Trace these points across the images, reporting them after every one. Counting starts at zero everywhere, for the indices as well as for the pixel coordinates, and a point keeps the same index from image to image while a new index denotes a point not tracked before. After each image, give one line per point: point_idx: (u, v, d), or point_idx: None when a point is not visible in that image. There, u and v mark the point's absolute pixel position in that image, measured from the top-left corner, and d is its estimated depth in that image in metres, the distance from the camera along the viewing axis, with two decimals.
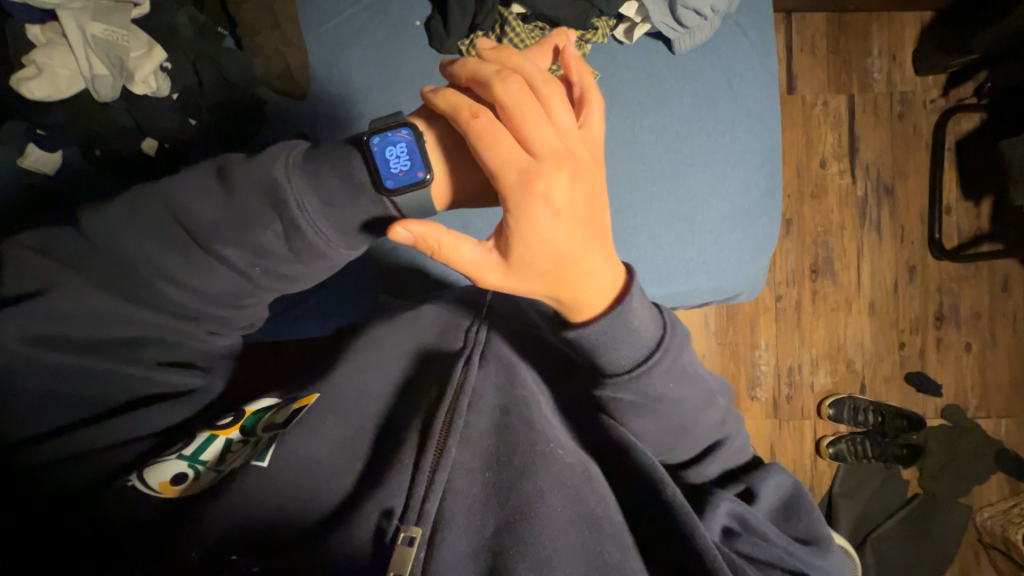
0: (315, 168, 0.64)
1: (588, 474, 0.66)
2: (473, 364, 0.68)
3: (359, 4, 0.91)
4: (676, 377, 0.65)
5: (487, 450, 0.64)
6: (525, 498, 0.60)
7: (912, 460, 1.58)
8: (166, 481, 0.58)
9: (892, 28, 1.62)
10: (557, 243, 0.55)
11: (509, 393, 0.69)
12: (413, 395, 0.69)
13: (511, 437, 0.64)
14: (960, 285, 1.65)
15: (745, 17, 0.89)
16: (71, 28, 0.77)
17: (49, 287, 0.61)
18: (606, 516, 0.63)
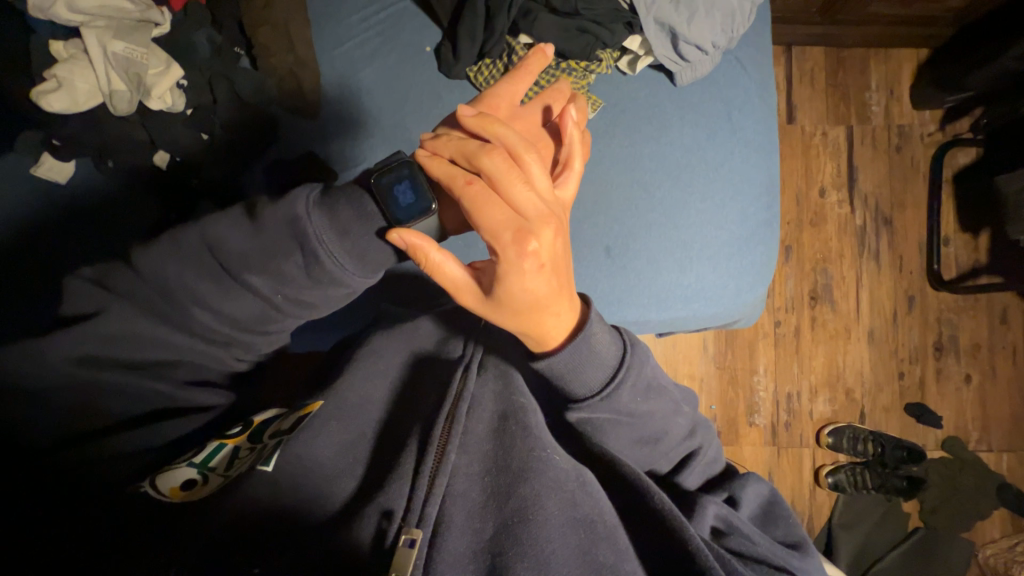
0: (335, 202, 0.66)
1: (586, 478, 0.64)
2: (472, 372, 0.70)
3: (372, 29, 0.95)
4: (640, 392, 0.66)
5: (484, 454, 0.64)
6: (523, 501, 0.59)
7: (913, 492, 1.56)
8: (177, 487, 0.55)
9: (889, 64, 1.66)
10: (533, 293, 0.54)
11: (507, 400, 0.68)
12: (414, 403, 0.69)
13: (506, 441, 0.64)
14: (959, 316, 1.66)
15: (744, 52, 0.92)
16: (93, 45, 0.80)
17: (100, 309, 0.62)
18: (601, 519, 0.62)
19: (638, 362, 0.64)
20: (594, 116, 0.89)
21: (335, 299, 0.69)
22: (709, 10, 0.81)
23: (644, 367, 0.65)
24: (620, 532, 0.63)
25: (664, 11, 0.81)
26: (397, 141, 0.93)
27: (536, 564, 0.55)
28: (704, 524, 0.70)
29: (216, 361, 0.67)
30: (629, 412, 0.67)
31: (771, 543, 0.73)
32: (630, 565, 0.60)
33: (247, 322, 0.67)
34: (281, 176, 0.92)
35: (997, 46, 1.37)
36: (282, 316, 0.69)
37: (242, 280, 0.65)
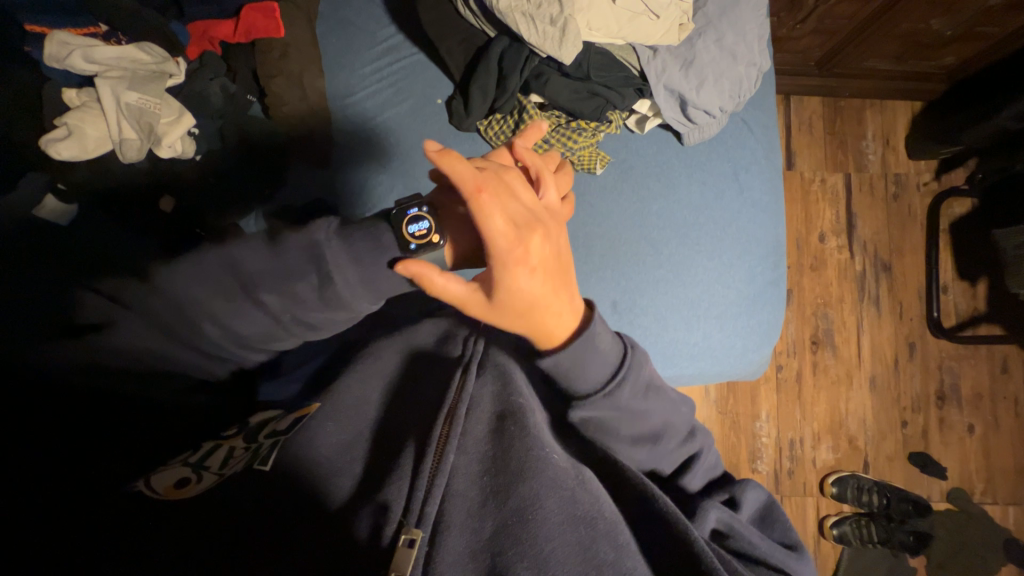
0: (351, 234, 0.63)
1: (584, 475, 0.56)
2: (472, 371, 0.62)
3: (384, 81, 0.96)
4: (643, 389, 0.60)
5: (483, 450, 0.56)
6: (525, 500, 0.51)
7: (920, 548, 1.52)
8: (170, 486, 0.48)
9: (885, 115, 1.71)
10: (532, 300, 0.50)
11: (506, 397, 0.61)
12: (417, 397, 0.63)
13: (499, 437, 0.57)
14: (960, 364, 1.65)
15: (751, 115, 0.94)
16: (106, 94, 0.80)
17: (110, 322, 0.59)
18: (602, 517, 0.53)
19: (639, 363, 0.59)
20: (601, 171, 0.90)
21: (345, 321, 0.66)
22: (718, 78, 0.82)
23: (647, 369, 0.59)
24: (621, 535, 0.53)
25: (674, 79, 0.81)
26: (406, 191, 0.94)
27: (538, 567, 0.48)
28: (705, 528, 0.61)
29: (206, 374, 0.63)
30: (628, 408, 0.59)
31: (773, 549, 0.64)
32: (632, 562, 0.51)
33: (249, 342, 0.64)
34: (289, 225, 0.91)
35: (991, 104, 1.41)
36: (286, 334, 0.65)
37: (250, 294, 0.61)
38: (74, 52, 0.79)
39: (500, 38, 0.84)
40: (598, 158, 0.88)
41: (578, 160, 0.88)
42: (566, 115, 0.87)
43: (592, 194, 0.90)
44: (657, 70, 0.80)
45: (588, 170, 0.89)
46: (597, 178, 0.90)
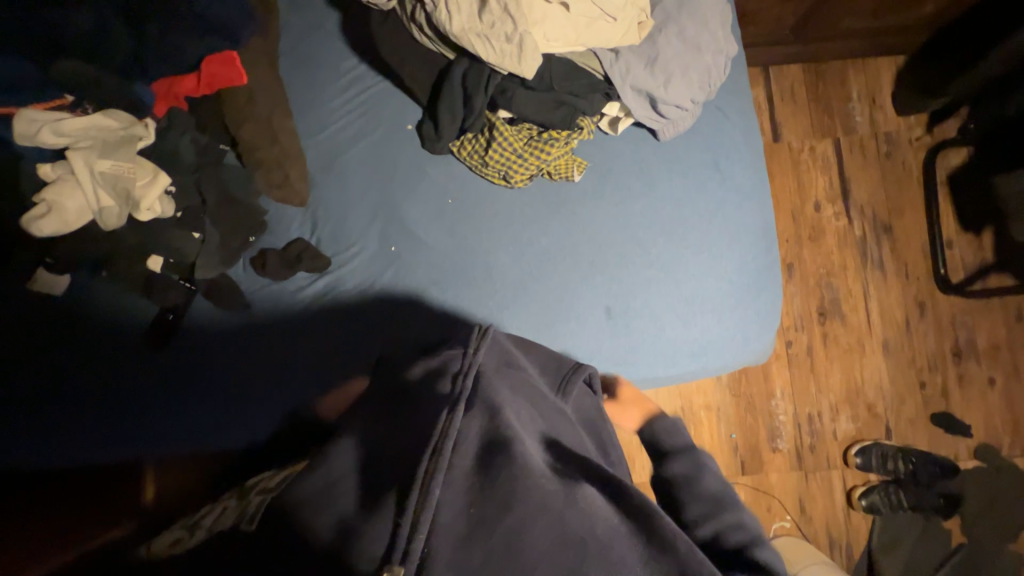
0: None
1: (578, 495, 0.51)
2: (459, 403, 0.55)
3: (353, 112, 0.96)
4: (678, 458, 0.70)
5: (471, 482, 0.50)
6: (514, 534, 0.46)
7: (950, 509, 1.50)
8: (168, 544, 0.57)
9: (868, 73, 1.67)
10: None
11: (497, 424, 0.54)
12: (403, 430, 0.56)
13: (487, 467, 0.50)
14: (974, 318, 1.62)
15: (725, 100, 0.92)
16: (79, 166, 0.81)
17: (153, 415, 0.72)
18: (594, 536, 0.48)
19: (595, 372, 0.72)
20: (580, 177, 0.89)
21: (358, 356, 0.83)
22: (684, 71, 0.80)
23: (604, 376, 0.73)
24: (622, 562, 0.48)
25: (640, 77, 0.79)
26: (387, 220, 0.93)
27: None
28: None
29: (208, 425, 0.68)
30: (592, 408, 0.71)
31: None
32: None
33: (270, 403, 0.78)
34: (276, 269, 0.92)
35: (976, 51, 1.37)
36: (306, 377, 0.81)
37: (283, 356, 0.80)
38: (43, 129, 0.80)
39: (460, 58, 0.83)
40: (574, 165, 0.88)
41: (555, 170, 0.88)
42: (537, 127, 0.86)
43: (573, 202, 0.90)
44: (622, 72, 0.79)
45: (566, 178, 0.89)
46: (576, 185, 0.90)
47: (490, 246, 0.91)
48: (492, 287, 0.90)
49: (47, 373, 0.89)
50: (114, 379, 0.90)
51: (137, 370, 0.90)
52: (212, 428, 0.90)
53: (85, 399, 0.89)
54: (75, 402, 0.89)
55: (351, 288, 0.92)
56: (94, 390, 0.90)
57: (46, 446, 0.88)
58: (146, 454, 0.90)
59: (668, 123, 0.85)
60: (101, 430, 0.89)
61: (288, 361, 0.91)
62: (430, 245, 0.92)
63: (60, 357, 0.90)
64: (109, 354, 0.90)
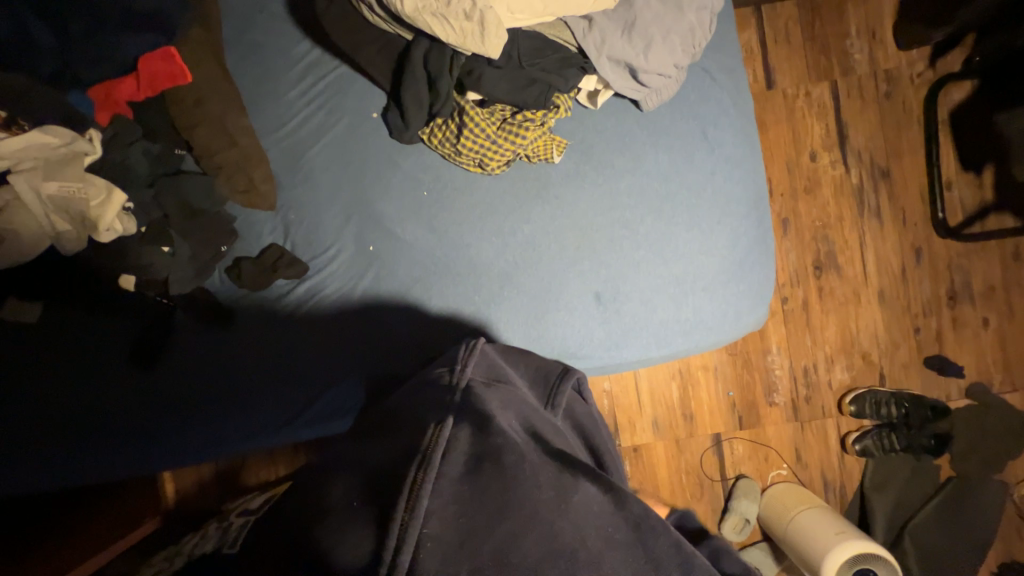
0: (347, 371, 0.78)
1: (569, 502, 0.50)
2: (449, 416, 0.54)
3: (312, 103, 0.89)
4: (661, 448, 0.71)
5: (462, 490, 0.48)
6: (506, 541, 0.46)
7: (942, 449, 1.56)
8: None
9: (868, 5, 1.55)
10: None
11: (487, 433, 0.52)
12: (390, 442, 0.54)
13: (477, 476, 0.49)
14: (970, 260, 1.60)
15: (711, 60, 0.85)
16: (25, 192, 0.76)
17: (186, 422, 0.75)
18: (585, 545, 0.48)
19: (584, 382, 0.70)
20: (560, 158, 0.84)
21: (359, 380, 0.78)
22: (666, 35, 0.73)
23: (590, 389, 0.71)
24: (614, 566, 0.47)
25: (617, 47, 0.73)
26: (362, 218, 0.89)
27: None
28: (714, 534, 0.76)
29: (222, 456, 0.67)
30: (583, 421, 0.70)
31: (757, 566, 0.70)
32: None
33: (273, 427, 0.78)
34: (252, 279, 0.89)
35: None
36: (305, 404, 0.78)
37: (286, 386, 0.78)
38: None
39: (417, 40, 0.76)
40: (553, 146, 0.82)
41: (533, 152, 0.83)
42: (511, 107, 0.80)
43: (555, 184, 0.86)
44: (597, 43, 0.73)
45: (546, 161, 0.85)
46: (556, 167, 0.85)
47: (471, 239, 0.87)
48: (478, 280, 0.87)
49: (36, 398, 0.89)
50: (105, 399, 0.89)
51: (126, 389, 0.89)
52: (212, 435, 0.89)
53: (87, 419, 0.89)
54: (67, 424, 0.88)
55: (333, 290, 0.90)
56: (94, 410, 0.89)
57: (43, 469, 0.87)
58: (150, 467, 0.89)
59: (651, 94, 0.79)
60: (104, 450, 0.88)
61: (281, 362, 0.90)
62: (410, 241, 0.88)
63: (45, 381, 0.89)
64: (94, 375, 0.89)
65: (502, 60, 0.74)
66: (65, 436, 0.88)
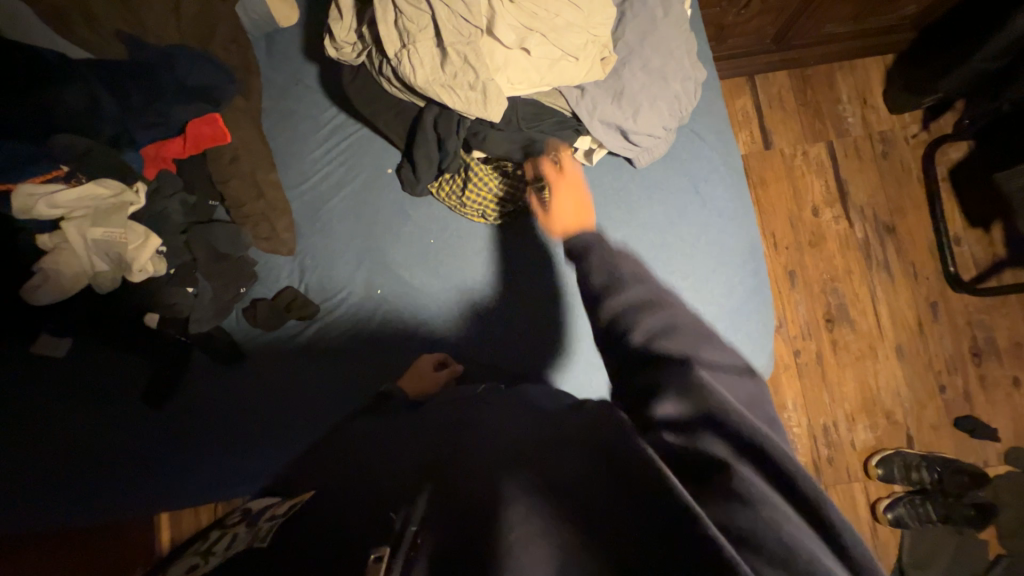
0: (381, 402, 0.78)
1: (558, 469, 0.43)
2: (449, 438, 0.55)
3: (335, 160, 0.98)
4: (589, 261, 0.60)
5: (452, 481, 0.47)
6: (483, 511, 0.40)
7: (984, 520, 1.43)
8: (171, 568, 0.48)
9: (857, 75, 1.65)
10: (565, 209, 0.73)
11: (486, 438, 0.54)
12: (402, 464, 0.56)
13: (464, 463, 0.48)
14: (990, 316, 1.56)
15: (700, 123, 0.92)
16: (73, 237, 0.85)
17: None
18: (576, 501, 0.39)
19: None
20: None
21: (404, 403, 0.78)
22: (652, 102, 0.81)
23: None
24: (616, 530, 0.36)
25: (608, 112, 0.80)
26: (373, 263, 0.95)
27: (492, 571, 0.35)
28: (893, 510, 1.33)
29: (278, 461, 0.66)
30: None
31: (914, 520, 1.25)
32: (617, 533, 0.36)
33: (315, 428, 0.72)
34: (268, 320, 0.93)
35: (963, 47, 1.35)
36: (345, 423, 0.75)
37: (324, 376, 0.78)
38: (38, 201, 0.84)
39: (428, 106, 0.84)
40: None
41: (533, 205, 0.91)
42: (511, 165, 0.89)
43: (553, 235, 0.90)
44: (589, 108, 0.80)
45: None
46: None
47: (474, 284, 0.92)
48: (486, 326, 0.91)
49: (51, 431, 0.92)
50: (114, 433, 0.92)
51: (136, 424, 0.92)
52: (212, 478, 0.91)
53: (90, 462, 0.91)
54: (76, 457, 0.91)
55: (348, 328, 0.93)
56: (104, 443, 0.92)
57: (50, 502, 0.89)
58: (152, 509, 0.92)
59: (641, 155, 0.86)
60: (108, 487, 0.90)
61: (284, 407, 0.92)
62: (418, 287, 0.93)
63: (62, 414, 0.92)
64: (109, 409, 0.93)
65: (502, 125, 0.82)
66: (68, 478, 0.90)
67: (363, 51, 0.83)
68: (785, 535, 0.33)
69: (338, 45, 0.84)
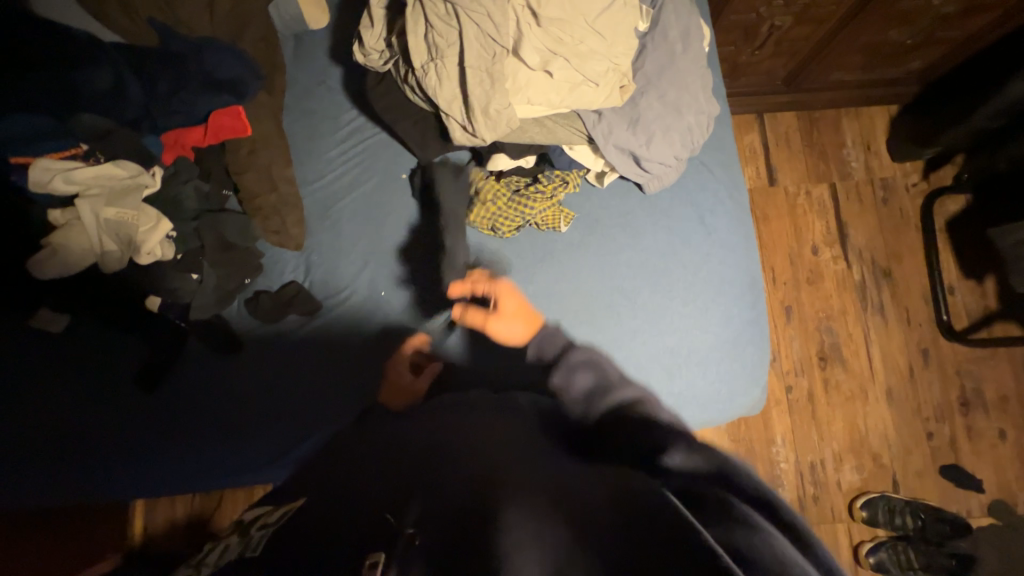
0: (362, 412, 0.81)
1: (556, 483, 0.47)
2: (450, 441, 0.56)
3: (350, 161, 1.00)
4: (583, 362, 0.68)
5: (450, 480, 0.48)
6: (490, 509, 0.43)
7: (965, 572, 1.42)
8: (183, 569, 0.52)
9: (862, 122, 1.70)
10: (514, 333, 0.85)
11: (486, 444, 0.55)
12: (394, 462, 0.56)
13: (460, 462, 0.51)
14: (979, 367, 1.58)
15: (709, 156, 0.94)
16: (87, 214, 0.84)
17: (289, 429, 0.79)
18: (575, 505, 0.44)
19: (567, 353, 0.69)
20: (567, 228, 0.92)
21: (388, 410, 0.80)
22: (666, 132, 0.83)
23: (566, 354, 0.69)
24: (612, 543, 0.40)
25: (623, 138, 0.82)
26: (378, 264, 0.96)
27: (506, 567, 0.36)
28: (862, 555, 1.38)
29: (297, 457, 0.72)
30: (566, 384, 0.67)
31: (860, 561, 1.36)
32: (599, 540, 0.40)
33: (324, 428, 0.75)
34: (269, 312, 0.94)
35: (965, 106, 1.40)
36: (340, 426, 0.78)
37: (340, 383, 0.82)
38: (55, 177, 0.84)
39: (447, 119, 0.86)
40: (561, 216, 0.90)
41: (542, 221, 0.91)
42: (523, 180, 0.92)
43: (560, 252, 0.92)
44: (605, 132, 0.81)
45: (554, 229, 0.92)
46: (563, 236, 0.92)
47: (478, 293, 0.93)
48: (489, 341, 0.93)
49: (40, 405, 0.91)
50: (104, 413, 0.91)
51: (126, 406, 0.92)
52: (203, 468, 0.91)
53: (79, 443, 0.90)
54: (62, 434, 0.90)
55: (350, 326, 0.94)
56: (92, 422, 0.91)
57: (33, 477, 0.89)
58: (133, 493, 0.91)
59: (648, 180, 0.89)
60: (91, 466, 0.90)
61: (280, 403, 0.92)
62: (427, 292, 0.95)
63: (53, 390, 0.92)
64: (100, 388, 0.92)
65: (532, 166, 0.92)
66: (56, 459, 0.89)
67: (390, 59, 0.86)
68: (775, 551, 0.36)
69: (366, 51, 0.86)
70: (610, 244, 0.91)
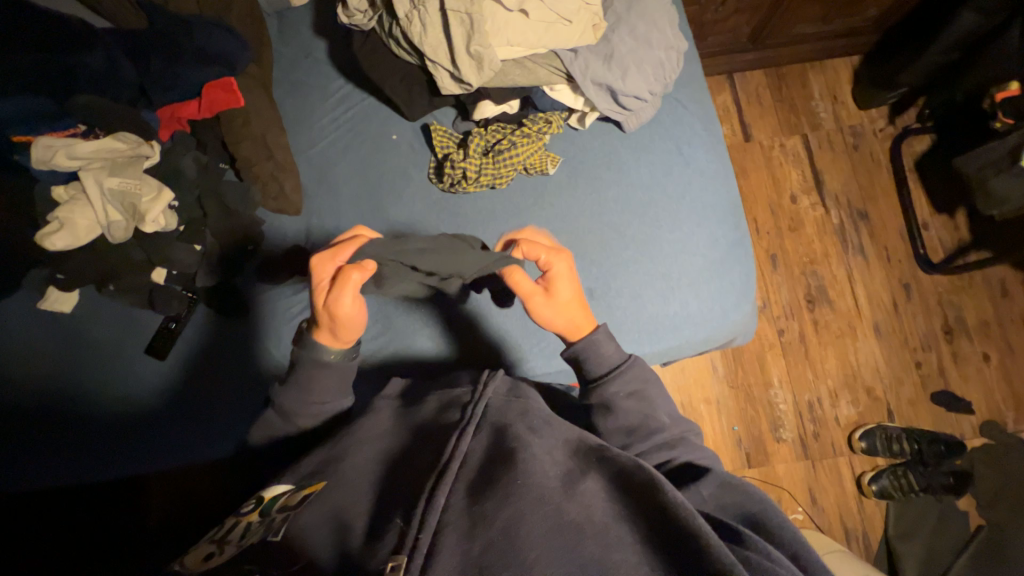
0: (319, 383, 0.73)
1: (575, 491, 0.53)
2: (466, 431, 0.59)
3: (341, 127, 1.04)
4: (626, 395, 0.72)
5: (469, 485, 0.52)
6: (514, 519, 0.47)
7: (964, 489, 1.48)
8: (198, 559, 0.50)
9: (827, 74, 1.78)
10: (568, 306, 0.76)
11: (502, 443, 0.58)
12: (410, 460, 0.59)
13: (482, 464, 0.55)
14: (960, 296, 1.65)
15: (682, 92, 1.00)
16: (91, 186, 0.88)
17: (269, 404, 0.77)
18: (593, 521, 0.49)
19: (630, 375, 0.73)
20: (555, 170, 0.96)
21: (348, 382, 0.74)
22: (639, 65, 0.88)
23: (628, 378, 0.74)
24: (624, 553, 0.47)
25: (598, 72, 0.87)
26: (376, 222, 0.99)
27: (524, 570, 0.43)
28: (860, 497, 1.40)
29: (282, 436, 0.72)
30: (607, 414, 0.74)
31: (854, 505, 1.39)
32: (620, 554, 0.46)
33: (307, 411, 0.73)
34: (274, 271, 0.98)
35: (919, 46, 1.48)
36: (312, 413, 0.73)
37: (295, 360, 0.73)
38: (58, 153, 0.87)
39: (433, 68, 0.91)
40: (547, 158, 0.95)
41: (530, 165, 0.95)
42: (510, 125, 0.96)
43: (550, 194, 0.96)
44: (582, 68, 0.86)
45: (542, 172, 0.96)
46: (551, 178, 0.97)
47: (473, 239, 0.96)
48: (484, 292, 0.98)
49: (59, 381, 0.94)
50: (120, 384, 0.94)
51: (143, 375, 0.95)
52: (207, 440, 0.93)
53: (100, 415, 0.93)
54: (83, 406, 0.93)
55: None
56: (111, 395, 0.94)
57: (57, 450, 0.92)
58: (149, 464, 0.93)
59: (626, 117, 0.94)
60: (114, 436, 0.93)
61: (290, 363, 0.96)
62: None
63: (70, 366, 0.94)
64: (115, 361, 0.95)
65: (517, 111, 0.97)
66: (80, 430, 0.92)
67: (374, 17, 0.91)
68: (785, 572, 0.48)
69: (351, 12, 0.91)
70: (596, 181, 0.96)
